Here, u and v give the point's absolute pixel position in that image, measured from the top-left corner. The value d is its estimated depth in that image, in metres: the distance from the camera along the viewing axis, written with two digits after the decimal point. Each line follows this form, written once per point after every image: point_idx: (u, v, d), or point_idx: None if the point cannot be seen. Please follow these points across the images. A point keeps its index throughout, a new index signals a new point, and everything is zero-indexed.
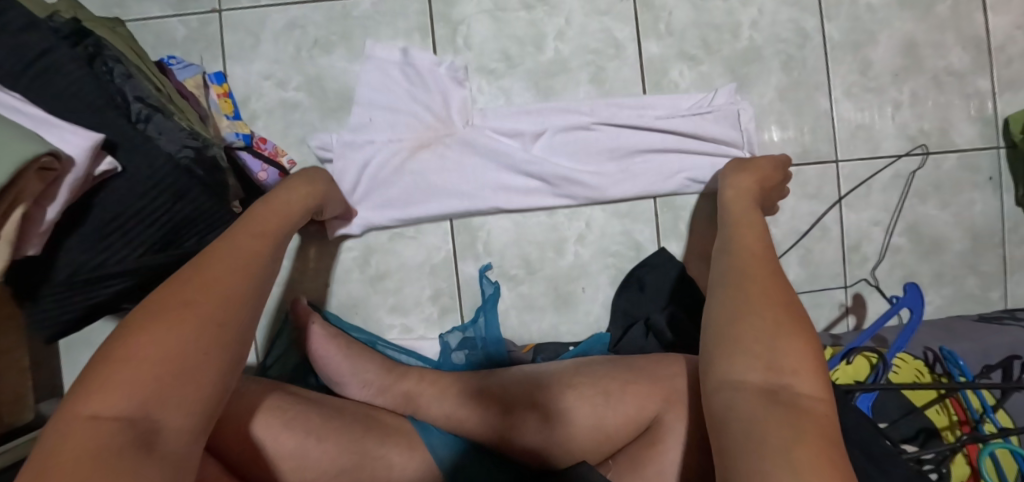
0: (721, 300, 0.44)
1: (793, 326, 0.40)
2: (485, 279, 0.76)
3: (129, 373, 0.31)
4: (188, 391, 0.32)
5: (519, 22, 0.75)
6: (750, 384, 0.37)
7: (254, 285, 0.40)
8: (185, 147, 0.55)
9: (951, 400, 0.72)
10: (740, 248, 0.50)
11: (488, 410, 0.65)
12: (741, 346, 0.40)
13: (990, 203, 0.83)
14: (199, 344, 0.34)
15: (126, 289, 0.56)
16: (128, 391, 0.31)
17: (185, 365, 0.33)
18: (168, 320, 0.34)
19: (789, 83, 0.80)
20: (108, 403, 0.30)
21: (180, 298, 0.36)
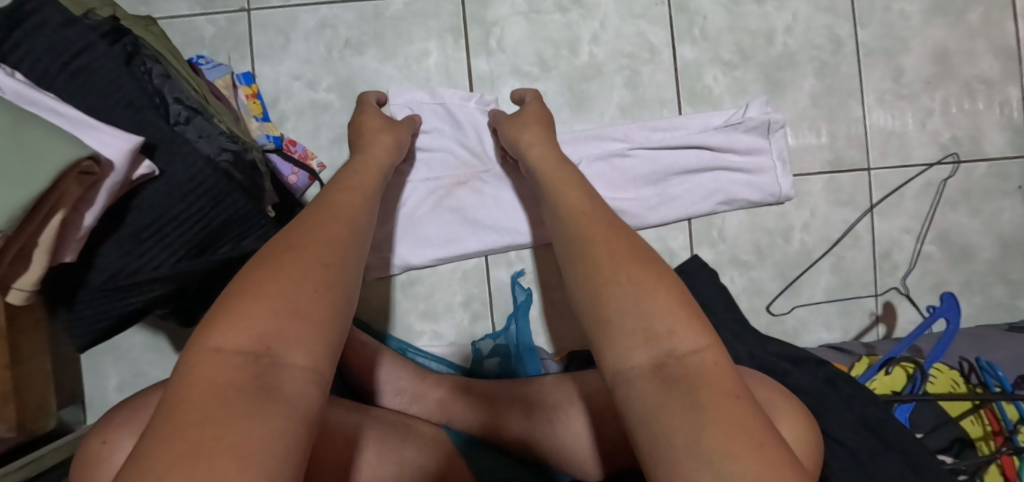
0: (577, 264, 0.41)
1: (657, 288, 0.37)
2: (518, 285, 0.75)
3: (247, 320, 0.32)
4: (305, 329, 0.33)
5: (554, 25, 0.74)
6: (638, 369, 0.34)
7: (347, 247, 0.39)
8: (224, 150, 0.53)
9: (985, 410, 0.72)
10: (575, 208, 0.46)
11: (528, 415, 0.63)
12: (610, 334, 0.36)
13: (1019, 212, 0.83)
14: (311, 292, 0.35)
15: (160, 295, 0.55)
16: (250, 334, 0.32)
17: (298, 309, 0.34)
18: (274, 283, 0.34)
19: (822, 89, 0.79)
20: (235, 345, 0.32)
21: (292, 252, 0.36)
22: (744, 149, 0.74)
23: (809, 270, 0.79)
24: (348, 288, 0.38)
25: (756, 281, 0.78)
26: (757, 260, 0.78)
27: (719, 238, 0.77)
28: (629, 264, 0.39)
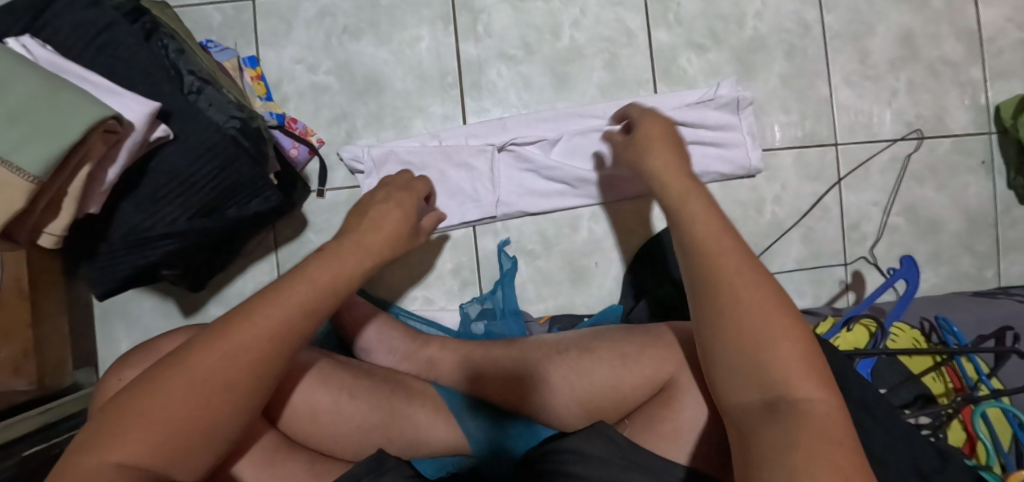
0: (699, 287, 0.43)
1: (781, 334, 0.38)
2: (504, 253, 0.80)
3: (141, 431, 0.34)
4: (197, 437, 0.35)
5: (537, 12, 0.79)
6: (753, 404, 0.38)
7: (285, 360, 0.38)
8: (232, 118, 0.58)
9: (948, 368, 0.75)
10: (704, 209, 0.46)
11: (510, 376, 0.68)
12: (738, 366, 0.39)
13: (983, 186, 0.88)
14: (210, 401, 0.35)
15: (174, 251, 0.60)
16: (141, 439, 0.34)
17: (194, 421, 0.35)
18: (181, 394, 0.35)
19: (792, 71, 0.84)
20: (126, 448, 0.33)
21: (208, 349, 0.36)
22: (713, 124, 0.79)
23: (780, 240, 0.84)
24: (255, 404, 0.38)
25: None
26: None
27: None
28: (753, 298, 0.40)
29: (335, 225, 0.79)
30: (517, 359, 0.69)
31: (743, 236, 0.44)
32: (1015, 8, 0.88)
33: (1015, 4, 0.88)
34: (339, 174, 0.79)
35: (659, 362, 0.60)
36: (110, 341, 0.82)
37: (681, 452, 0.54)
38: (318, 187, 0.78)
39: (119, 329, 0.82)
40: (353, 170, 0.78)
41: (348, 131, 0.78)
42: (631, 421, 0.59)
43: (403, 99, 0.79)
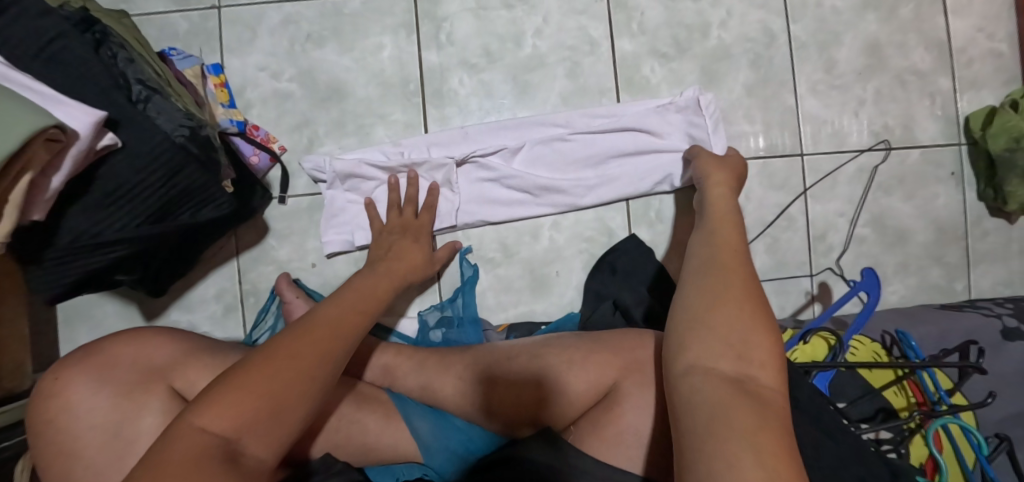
0: (699, 282, 0.45)
1: (771, 334, 0.41)
2: (465, 261, 0.80)
3: (233, 402, 0.39)
4: (275, 430, 0.41)
5: (500, 20, 0.80)
6: (723, 376, 0.38)
7: (332, 355, 0.45)
8: (181, 126, 0.59)
9: (910, 382, 0.74)
10: (713, 239, 0.50)
11: (461, 379, 0.69)
12: (714, 338, 0.40)
13: (952, 197, 0.87)
14: (298, 397, 0.42)
15: (122, 256, 0.61)
16: (231, 421, 0.39)
17: (278, 409, 0.41)
18: (261, 377, 0.41)
19: (756, 80, 0.84)
20: (206, 427, 0.38)
21: (291, 352, 0.43)
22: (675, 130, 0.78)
23: None
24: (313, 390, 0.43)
25: None
26: None
27: (657, 219, 0.81)
28: (750, 303, 0.42)
29: (295, 231, 0.79)
30: (469, 367, 0.70)
31: (750, 258, 0.48)
32: (986, 18, 0.87)
33: (986, 14, 0.87)
34: (300, 181, 0.79)
35: (599, 370, 0.61)
36: (73, 344, 0.82)
37: (622, 457, 0.54)
38: (279, 194, 0.79)
39: (83, 332, 0.83)
40: (315, 180, 0.78)
41: (310, 138, 0.79)
42: (576, 427, 0.58)
43: (364, 106, 0.79)
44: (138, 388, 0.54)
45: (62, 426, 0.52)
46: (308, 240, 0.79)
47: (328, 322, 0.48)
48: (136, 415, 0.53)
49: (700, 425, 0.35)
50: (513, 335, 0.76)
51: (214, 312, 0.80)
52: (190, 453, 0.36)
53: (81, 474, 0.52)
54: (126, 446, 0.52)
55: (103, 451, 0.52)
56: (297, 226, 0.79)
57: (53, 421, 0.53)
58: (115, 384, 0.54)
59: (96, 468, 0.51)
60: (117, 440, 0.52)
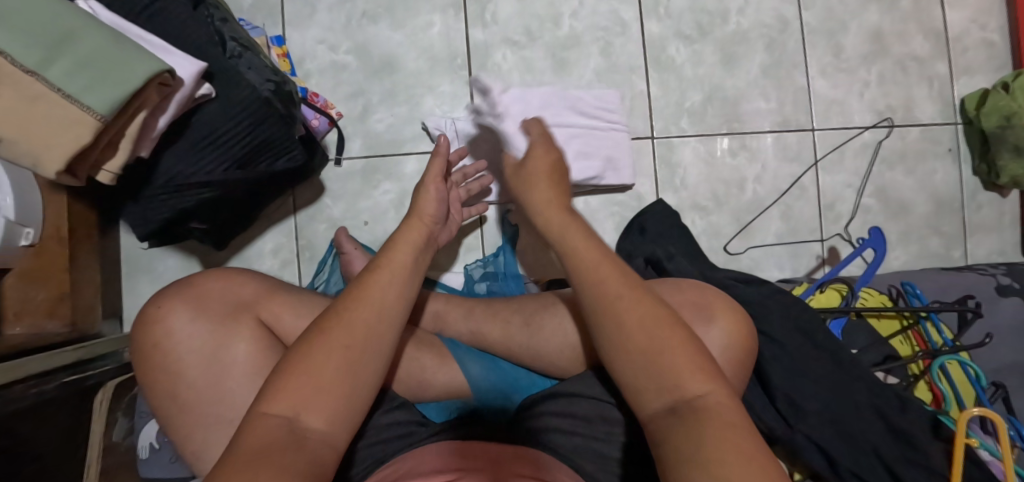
0: (586, 286, 0.48)
1: (681, 337, 0.44)
2: (507, 221, 0.87)
3: (291, 393, 0.42)
4: (332, 402, 0.42)
5: (540, 2, 0.87)
6: (664, 411, 0.42)
7: (373, 335, 0.45)
8: (268, 81, 0.66)
9: (914, 332, 0.81)
10: (603, 238, 0.50)
11: (507, 324, 0.74)
12: (655, 369, 0.44)
13: (950, 172, 0.95)
14: (342, 375, 0.43)
15: (209, 197, 0.68)
16: (288, 402, 0.41)
17: (322, 385, 0.42)
18: (309, 367, 0.42)
19: (771, 62, 0.92)
20: (275, 413, 0.41)
21: (325, 337, 0.44)
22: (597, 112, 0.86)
23: (760, 215, 0.90)
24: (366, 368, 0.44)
25: (713, 225, 0.90)
26: (713, 206, 0.90)
27: (681, 186, 0.89)
28: (633, 303, 0.46)
29: (349, 191, 0.86)
30: (514, 311, 0.75)
31: (608, 247, 0.49)
32: (978, 11, 0.96)
33: (978, 7, 0.96)
34: (355, 145, 0.86)
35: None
36: (136, 296, 0.88)
37: None
38: (336, 156, 0.85)
39: (144, 285, 0.88)
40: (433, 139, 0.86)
41: (364, 106, 0.86)
42: None
43: (415, 78, 0.86)
44: (231, 319, 0.61)
45: (167, 350, 0.60)
46: (361, 200, 0.86)
47: (353, 293, 0.47)
48: (229, 340, 0.61)
49: (664, 451, 0.41)
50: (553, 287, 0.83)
51: (271, 267, 0.86)
52: (261, 441, 0.39)
53: (185, 388, 0.60)
54: (223, 367, 0.60)
55: (202, 370, 0.60)
56: (351, 187, 0.86)
57: (159, 345, 0.60)
58: (209, 314, 0.61)
59: (198, 385, 0.59)
60: (214, 361, 0.60)
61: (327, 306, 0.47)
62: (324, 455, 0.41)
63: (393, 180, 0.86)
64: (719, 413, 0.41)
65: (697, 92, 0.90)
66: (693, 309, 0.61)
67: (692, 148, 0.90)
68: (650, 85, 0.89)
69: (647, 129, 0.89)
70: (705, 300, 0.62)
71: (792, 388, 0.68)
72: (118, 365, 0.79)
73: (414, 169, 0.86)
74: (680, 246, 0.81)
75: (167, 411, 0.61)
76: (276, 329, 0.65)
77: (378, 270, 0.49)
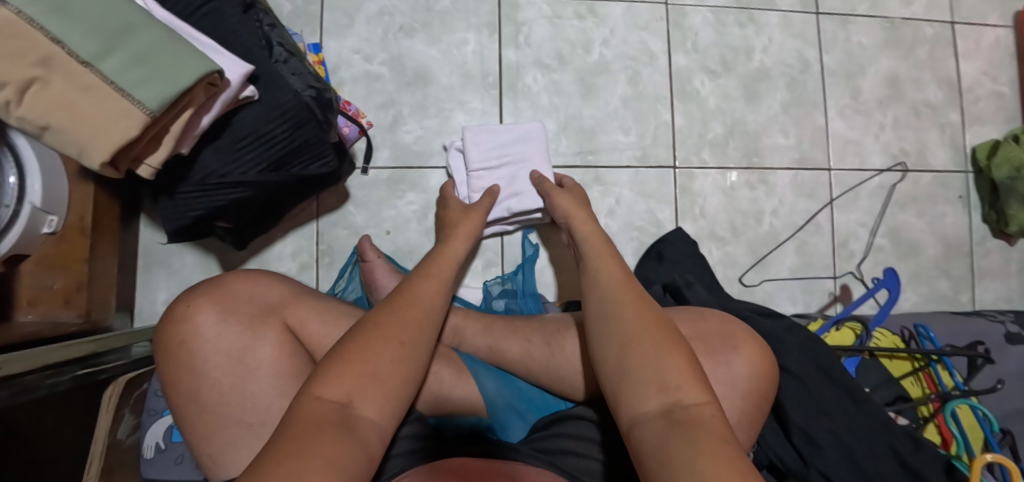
0: (600, 305, 0.51)
1: (669, 344, 0.45)
2: (527, 241, 0.88)
3: (342, 376, 0.43)
4: (381, 392, 0.44)
5: (572, 28, 0.90)
6: (649, 411, 0.42)
7: (416, 333, 0.49)
8: (309, 87, 0.67)
9: (925, 374, 0.81)
10: (606, 270, 0.54)
11: (529, 342, 0.74)
12: (636, 381, 0.44)
13: (959, 217, 0.97)
14: (393, 370, 0.45)
15: (241, 198, 0.68)
16: (342, 388, 0.43)
17: (377, 376, 0.44)
18: (365, 357, 0.45)
19: (792, 100, 0.94)
20: (328, 398, 0.42)
21: (377, 333, 0.47)
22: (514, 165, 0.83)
23: (776, 249, 0.92)
24: (413, 363, 0.47)
25: (729, 255, 0.91)
26: (731, 237, 0.91)
27: (701, 215, 0.90)
28: (632, 305, 0.49)
29: (374, 200, 0.86)
30: (536, 331, 0.75)
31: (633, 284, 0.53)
32: (990, 64, 0.99)
33: (990, 60, 1.00)
34: (382, 155, 0.87)
35: None
36: (150, 290, 0.87)
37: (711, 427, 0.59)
38: (363, 165, 0.86)
39: (159, 280, 0.88)
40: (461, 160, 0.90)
41: (395, 117, 0.87)
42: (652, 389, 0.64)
43: (447, 93, 0.88)
44: (259, 322, 0.61)
45: (193, 348, 0.59)
46: (384, 210, 0.86)
47: (404, 300, 0.51)
48: (255, 343, 0.60)
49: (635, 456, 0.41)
50: (571, 309, 0.83)
51: (289, 270, 0.86)
52: (316, 421, 0.40)
53: (208, 389, 0.59)
54: (249, 371, 0.59)
55: (227, 370, 0.59)
56: (376, 197, 0.86)
57: (185, 343, 0.60)
58: (238, 315, 0.61)
59: (220, 385, 0.59)
60: (240, 363, 0.59)
61: (377, 308, 0.50)
62: (371, 441, 0.42)
63: (417, 193, 0.87)
64: (699, 410, 0.41)
65: (719, 124, 0.92)
66: (712, 336, 0.61)
67: (713, 178, 0.91)
68: (674, 115, 0.91)
69: (669, 158, 0.90)
70: (723, 329, 0.62)
71: (812, 425, 0.68)
72: (129, 360, 0.78)
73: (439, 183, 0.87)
74: (700, 273, 0.82)
75: (188, 411, 0.60)
76: (301, 335, 0.64)
77: (426, 285, 0.54)
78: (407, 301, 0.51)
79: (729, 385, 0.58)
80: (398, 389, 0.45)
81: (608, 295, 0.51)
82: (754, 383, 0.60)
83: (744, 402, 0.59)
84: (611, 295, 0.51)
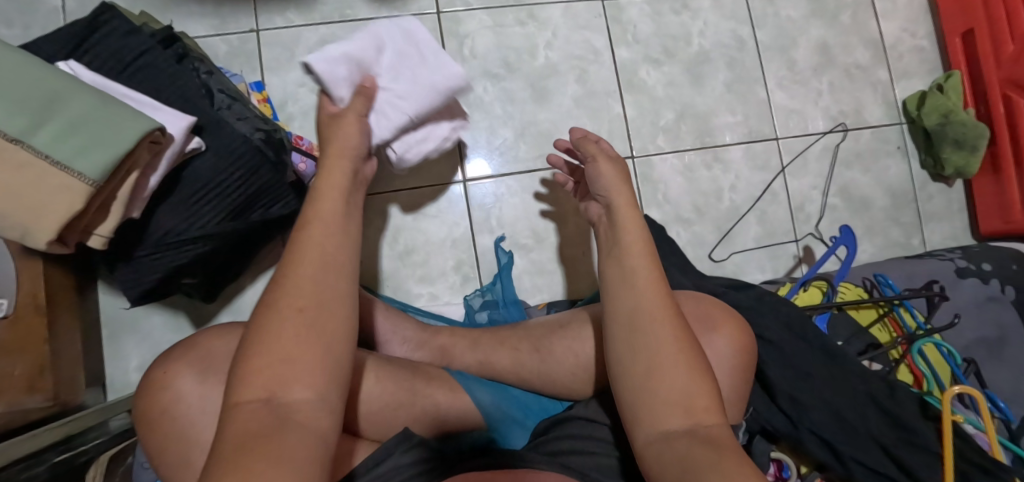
0: (624, 309, 0.50)
1: (697, 365, 0.47)
2: (500, 248, 0.86)
3: (258, 367, 0.38)
4: (308, 367, 0.39)
5: (515, 35, 0.90)
6: (674, 431, 0.44)
7: (326, 290, 0.42)
8: (259, 129, 0.65)
9: (890, 319, 0.85)
10: (619, 264, 0.53)
11: (517, 350, 0.74)
12: (664, 402, 0.46)
13: (901, 168, 1.03)
14: (306, 340, 0.39)
15: (205, 253, 0.65)
16: (260, 382, 0.38)
17: (289, 355, 0.39)
18: (276, 337, 0.39)
19: (734, 78, 0.98)
20: (249, 397, 0.37)
21: (272, 307, 0.41)
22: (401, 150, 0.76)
23: (739, 222, 0.95)
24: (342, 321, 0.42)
25: (696, 235, 0.93)
26: (696, 217, 0.94)
27: (664, 201, 0.93)
28: (662, 313, 0.49)
29: None
30: (522, 339, 0.75)
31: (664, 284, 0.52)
32: (908, 21, 1.06)
33: (908, 18, 1.06)
34: None
35: None
36: (120, 358, 0.84)
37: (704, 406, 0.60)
38: None
39: (129, 346, 0.84)
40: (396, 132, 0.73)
41: None
42: None
43: None
44: None
45: (176, 413, 0.57)
46: None
47: (295, 255, 0.44)
48: None
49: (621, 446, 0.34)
50: (554, 310, 0.83)
51: None
52: (242, 430, 0.35)
53: (197, 452, 0.57)
54: None
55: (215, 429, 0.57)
56: None
57: (166, 408, 0.58)
58: (218, 372, 0.59)
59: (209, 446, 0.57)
60: None
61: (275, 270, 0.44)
62: (315, 424, 0.37)
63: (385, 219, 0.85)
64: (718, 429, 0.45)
65: (669, 110, 0.94)
66: (694, 319, 0.62)
67: (671, 163, 0.94)
68: (625, 107, 0.93)
69: (626, 149, 0.92)
70: (703, 311, 0.63)
71: (800, 391, 0.70)
72: (106, 436, 0.75)
73: (404, 205, 0.85)
74: (672, 258, 0.83)
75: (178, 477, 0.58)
76: None
77: (324, 225, 0.47)
78: (301, 253, 0.44)
79: (715, 364, 0.60)
80: (332, 356, 0.40)
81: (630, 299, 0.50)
82: (737, 360, 0.62)
83: (729, 380, 0.60)
84: (639, 302, 0.50)
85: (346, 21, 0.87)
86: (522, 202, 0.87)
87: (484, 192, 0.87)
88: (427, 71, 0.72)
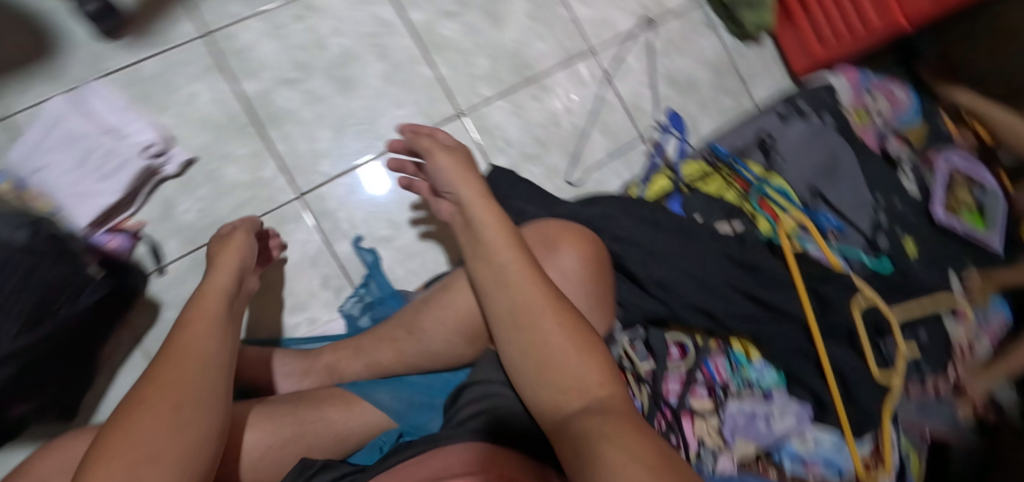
0: (506, 308, 0.52)
1: (590, 348, 0.48)
2: (361, 249, 0.84)
3: (111, 455, 0.36)
4: (174, 441, 0.38)
5: (297, 32, 0.84)
6: (573, 415, 0.45)
7: (196, 383, 0.42)
8: (19, 228, 0.60)
9: (735, 181, 0.91)
10: (487, 260, 0.55)
11: (398, 341, 0.72)
12: (564, 388, 0.47)
13: (712, 40, 1.08)
14: (165, 425, 0.38)
15: (14, 375, 0.58)
16: (117, 465, 0.35)
17: (157, 435, 0.37)
18: (139, 424, 0.38)
19: (535, 7, 0.96)
20: None
21: (138, 398, 0.40)
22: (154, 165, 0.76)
23: (584, 141, 0.96)
24: (195, 399, 0.41)
25: (550, 166, 0.93)
26: (543, 150, 0.93)
27: (506, 144, 0.91)
28: (544, 302, 0.50)
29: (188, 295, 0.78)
30: (397, 326, 0.73)
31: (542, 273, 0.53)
32: None
33: None
34: (170, 245, 0.78)
35: None
36: None
37: None
38: (156, 264, 0.77)
39: None
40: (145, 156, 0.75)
41: (163, 202, 0.78)
42: None
43: (205, 153, 0.79)
44: None
45: None
46: None
47: (170, 353, 0.44)
48: None
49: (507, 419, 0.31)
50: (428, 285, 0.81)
51: None
52: None
53: None
54: None
55: None
56: (188, 291, 0.78)
57: None
58: None
59: None
60: None
61: (143, 377, 0.43)
62: None
63: None
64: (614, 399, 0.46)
65: (483, 57, 0.92)
66: (539, 244, 0.64)
67: (501, 108, 0.92)
68: (438, 68, 0.89)
69: (454, 109, 0.89)
70: (546, 233, 0.65)
71: (672, 277, 0.71)
72: None
73: None
74: (525, 198, 0.84)
75: None
76: None
77: (199, 333, 0.47)
78: (169, 354, 0.44)
79: (567, 279, 0.62)
80: (197, 435, 0.39)
81: (509, 297, 0.52)
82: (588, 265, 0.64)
83: (585, 286, 0.63)
84: (520, 294, 0.52)
85: (102, 74, 0.76)
86: (367, 197, 0.85)
87: (324, 200, 0.83)
88: (56, 176, 0.71)
